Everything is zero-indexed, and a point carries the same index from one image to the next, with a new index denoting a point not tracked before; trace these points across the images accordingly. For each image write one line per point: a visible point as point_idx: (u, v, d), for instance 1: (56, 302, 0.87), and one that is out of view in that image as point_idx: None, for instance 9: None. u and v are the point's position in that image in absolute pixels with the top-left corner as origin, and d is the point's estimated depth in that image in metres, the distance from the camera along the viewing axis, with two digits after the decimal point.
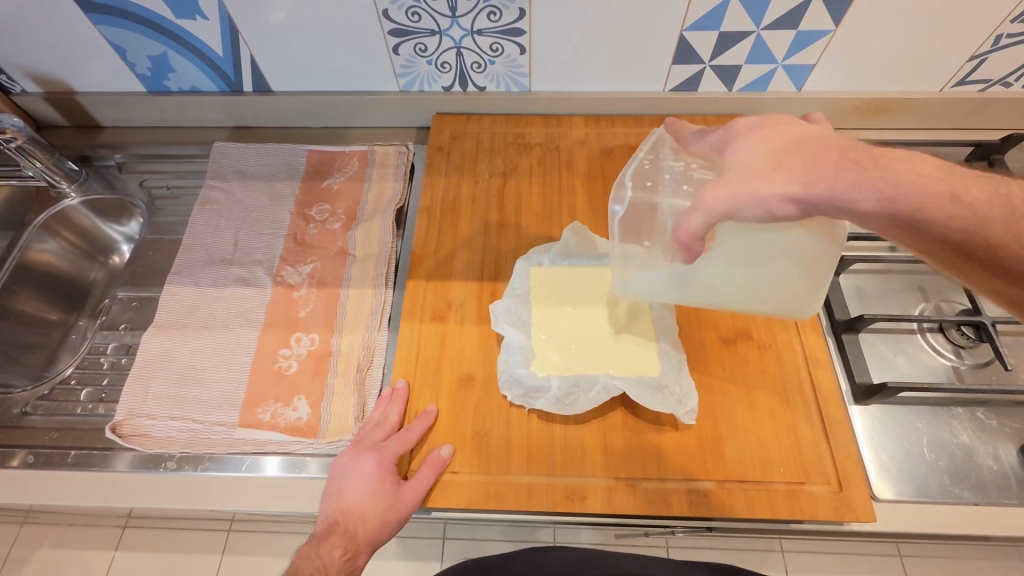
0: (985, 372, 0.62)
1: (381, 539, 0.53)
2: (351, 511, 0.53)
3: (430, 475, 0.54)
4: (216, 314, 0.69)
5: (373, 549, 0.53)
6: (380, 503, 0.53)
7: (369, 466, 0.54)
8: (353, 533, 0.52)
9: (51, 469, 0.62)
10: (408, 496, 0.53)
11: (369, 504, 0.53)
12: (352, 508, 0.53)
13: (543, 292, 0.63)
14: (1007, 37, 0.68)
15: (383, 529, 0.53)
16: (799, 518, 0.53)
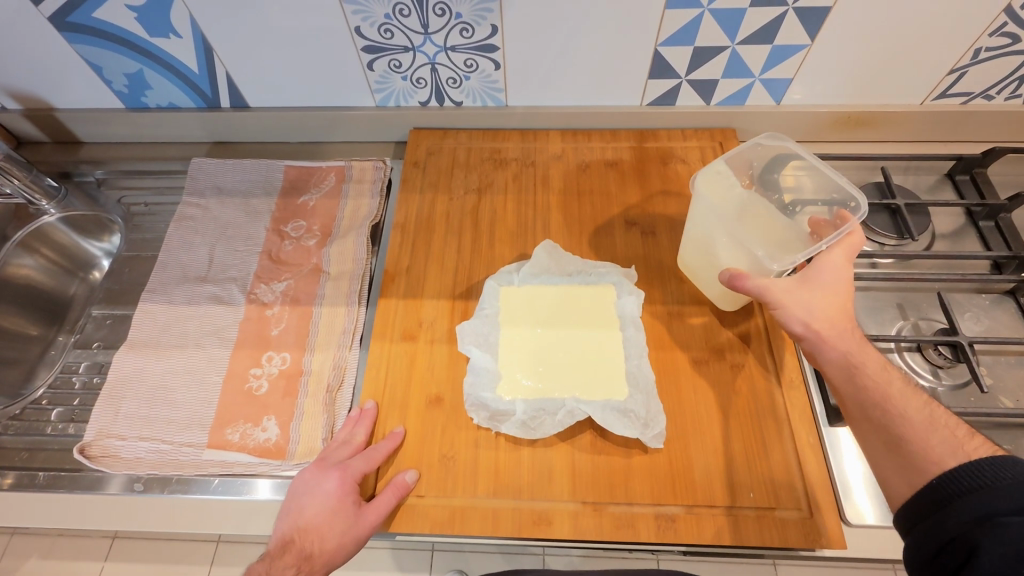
0: (963, 394, 0.61)
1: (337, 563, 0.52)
2: (309, 531, 0.52)
3: (392, 496, 0.54)
4: (188, 333, 0.69)
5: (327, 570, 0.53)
6: (341, 522, 0.52)
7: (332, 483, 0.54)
8: (309, 553, 0.51)
9: (22, 491, 0.62)
10: (368, 517, 0.53)
11: (329, 522, 0.52)
12: (312, 527, 0.52)
13: (514, 314, 0.62)
14: (986, 50, 0.67)
15: (341, 550, 0.52)
16: (768, 544, 0.52)
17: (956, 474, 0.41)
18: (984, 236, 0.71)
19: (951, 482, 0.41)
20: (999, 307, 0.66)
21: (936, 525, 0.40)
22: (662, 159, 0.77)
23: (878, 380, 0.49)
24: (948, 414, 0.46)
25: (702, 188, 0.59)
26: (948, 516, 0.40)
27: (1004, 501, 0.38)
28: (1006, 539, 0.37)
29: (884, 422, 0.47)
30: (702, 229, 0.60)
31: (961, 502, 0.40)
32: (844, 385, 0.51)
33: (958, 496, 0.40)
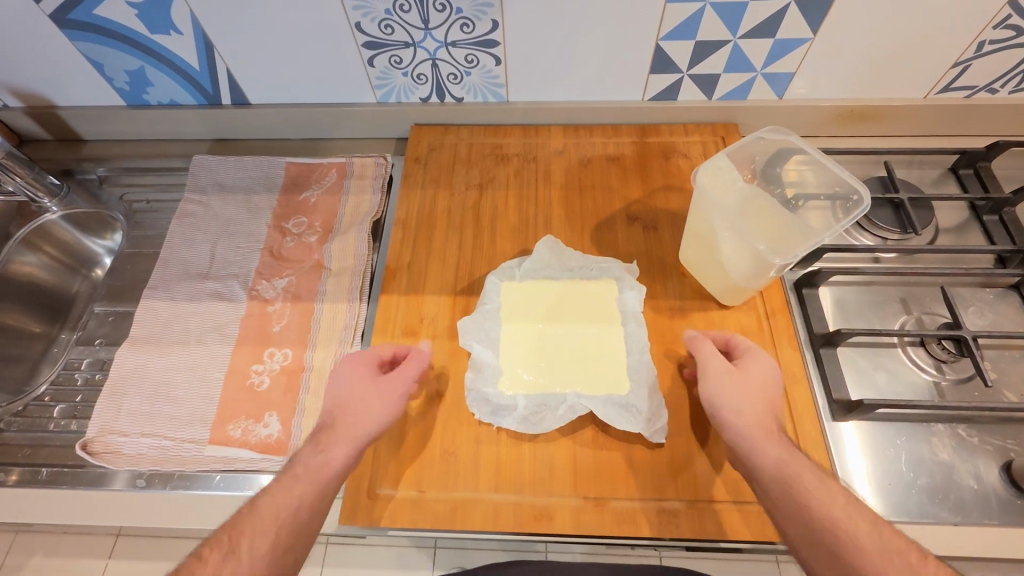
0: (967, 388, 0.61)
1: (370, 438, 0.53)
2: (341, 407, 0.53)
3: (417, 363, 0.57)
4: (190, 330, 0.69)
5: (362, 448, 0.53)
6: (369, 395, 0.54)
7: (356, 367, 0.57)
8: (342, 427, 0.52)
9: (24, 487, 0.62)
10: (394, 387, 0.55)
11: (357, 395, 0.54)
12: (343, 404, 0.54)
13: (516, 309, 0.62)
14: (990, 43, 0.66)
15: (371, 417, 0.53)
16: (771, 539, 0.52)
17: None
18: (987, 230, 0.71)
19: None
20: (1004, 301, 0.66)
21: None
22: (664, 153, 0.77)
23: (822, 500, 0.46)
24: (896, 535, 0.44)
25: (705, 183, 0.58)
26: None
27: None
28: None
29: (833, 545, 0.44)
30: (705, 223, 0.60)
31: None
32: (790, 508, 0.46)
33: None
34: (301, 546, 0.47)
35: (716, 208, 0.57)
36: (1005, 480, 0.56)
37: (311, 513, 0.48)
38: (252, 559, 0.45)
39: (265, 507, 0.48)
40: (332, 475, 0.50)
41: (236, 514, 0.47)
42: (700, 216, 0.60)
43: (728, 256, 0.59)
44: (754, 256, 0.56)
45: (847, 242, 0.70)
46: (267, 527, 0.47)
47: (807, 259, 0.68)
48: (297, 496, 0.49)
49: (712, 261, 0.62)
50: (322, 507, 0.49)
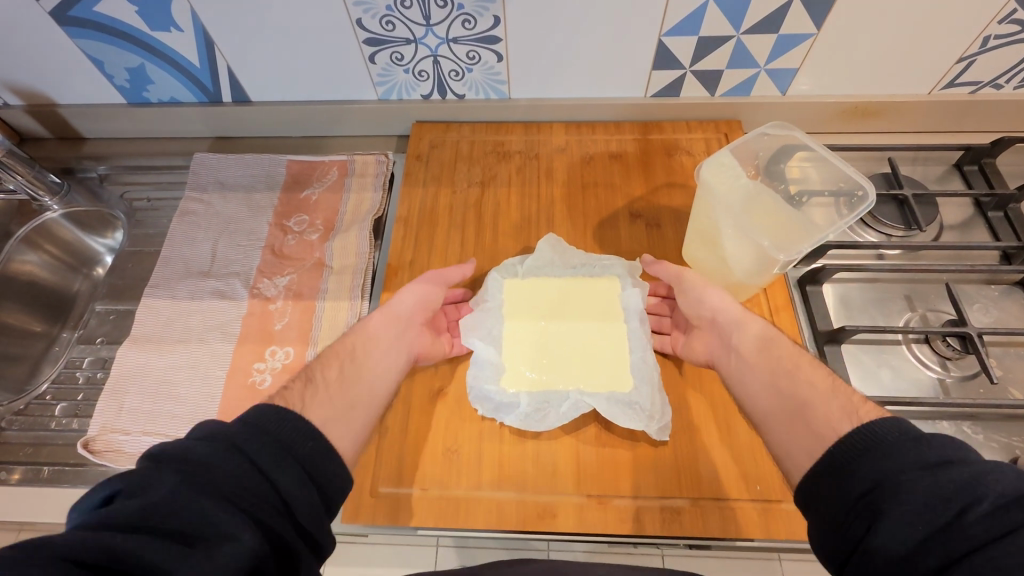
0: (972, 385, 0.60)
1: (410, 311, 0.59)
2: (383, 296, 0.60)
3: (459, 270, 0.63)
4: (192, 328, 0.69)
5: (407, 327, 0.58)
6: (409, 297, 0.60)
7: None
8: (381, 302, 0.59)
9: (26, 486, 0.62)
10: (430, 282, 0.61)
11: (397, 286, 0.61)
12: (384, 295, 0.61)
13: (517, 307, 0.62)
14: (995, 38, 0.66)
15: (406, 293, 0.59)
16: (775, 536, 0.52)
17: (853, 437, 0.40)
18: (992, 227, 0.70)
19: (849, 448, 0.40)
20: (1009, 298, 0.66)
21: (837, 492, 0.39)
22: (667, 150, 0.76)
23: (790, 357, 0.51)
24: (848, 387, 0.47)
25: (712, 179, 0.57)
26: (846, 484, 0.39)
27: (902, 459, 0.37)
28: (904, 497, 0.35)
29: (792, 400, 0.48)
30: (710, 219, 0.59)
31: (857, 468, 0.39)
32: (761, 387, 0.51)
33: (857, 461, 0.39)
34: (360, 382, 0.52)
35: (723, 205, 0.57)
36: None
37: (365, 359, 0.54)
38: (327, 386, 0.50)
39: (328, 352, 0.54)
40: (377, 333, 0.56)
41: (310, 363, 0.53)
42: (706, 212, 0.59)
43: (733, 253, 0.58)
44: (760, 252, 0.56)
45: (850, 239, 0.70)
46: (331, 364, 0.52)
47: (812, 256, 0.67)
48: (352, 343, 0.54)
49: (714, 257, 0.62)
50: (376, 366, 0.54)
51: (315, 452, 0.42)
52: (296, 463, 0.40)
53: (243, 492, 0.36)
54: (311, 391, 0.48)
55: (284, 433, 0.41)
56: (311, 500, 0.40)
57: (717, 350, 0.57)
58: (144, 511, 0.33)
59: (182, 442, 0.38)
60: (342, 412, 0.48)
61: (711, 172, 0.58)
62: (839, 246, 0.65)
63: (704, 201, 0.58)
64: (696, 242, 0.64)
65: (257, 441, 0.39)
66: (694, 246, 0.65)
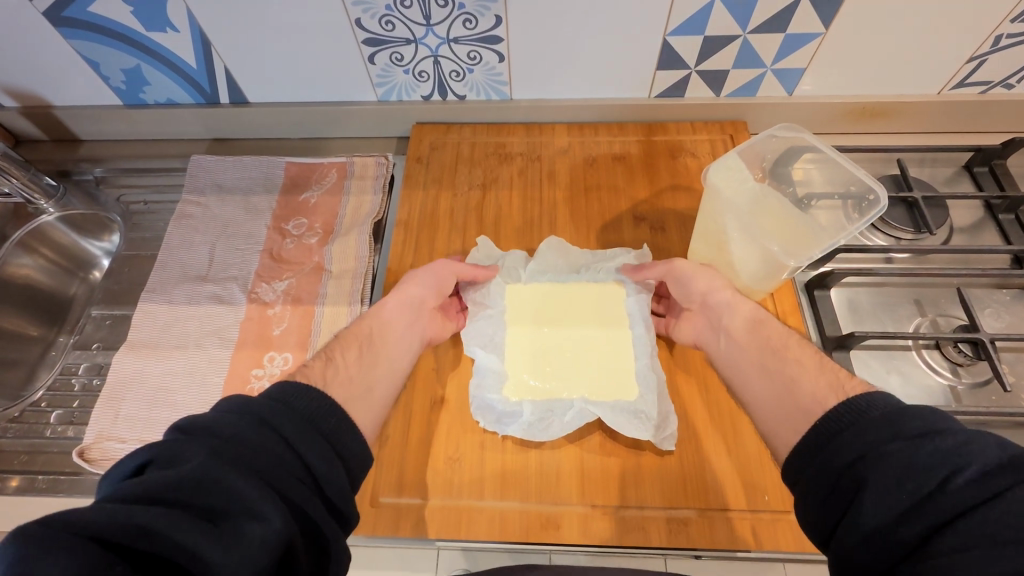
0: (984, 392, 0.59)
1: (424, 297, 0.58)
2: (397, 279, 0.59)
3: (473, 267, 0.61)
4: (189, 334, 0.68)
5: (419, 312, 0.58)
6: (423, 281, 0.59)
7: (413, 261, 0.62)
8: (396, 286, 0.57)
9: (21, 495, 0.61)
10: (445, 269, 0.60)
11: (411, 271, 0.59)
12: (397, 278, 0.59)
13: (519, 311, 0.61)
14: (1007, 37, 0.64)
15: (420, 280, 0.58)
16: (785, 548, 0.51)
17: (836, 411, 0.40)
18: (1003, 230, 0.69)
19: (833, 421, 0.39)
20: (1020, 302, 0.64)
21: (821, 464, 0.38)
22: (671, 152, 0.75)
23: (777, 333, 0.50)
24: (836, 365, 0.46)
25: (720, 180, 0.56)
26: (832, 455, 0.38)
27: (887, 430, 0.36)
28: (889, 469, 0.34)
29: (779, 374, 0.47)
30: (716, 221, 0.58)
31: (842, 441, 0.38)
32: (749, 366, 0.50)
33: (840, 433, 0.38)
34: (378, 365, 0.51)
35: (731, 207, 0.55)
36: None
37: (382, 342, 0.53)
38: (347, 366, 0.49)
39: (347, 333, 0.52)
40: (393, 318, 0.55)
41: (326, 344, 0.51)
42: (712, 214, 0.58)
43: (739, 255, 0.57)
44: (767, 255, 0.55)
45: (859, 243, 0.69)
46: (349, 344, 0.51)
47: (820, 260, 0.66)
48: (369, 325, 0.53)
49: (719, 259, 0.60)
50: (391, 349, 0.53)
51: (339, 428, 0.41)
52: (321, 439, 0.39)
53: (270, 468, 0.35)
54: (332, 372, 0.47)
55: (309, 409, 0.40)
56: (339, 476, 0.39)
57: (709, 330, 0.56)
58: (174, 486, 0.31)
59: (207, 416, 0.36)
60: (361, 394, 0.48)
61: (718, 174, 0.56)
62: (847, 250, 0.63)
63: (710, 203, 0.57)
64: (701, 244, 0.63)
65: (283, 416, 0.38)
66: (698, 247, 0.63)
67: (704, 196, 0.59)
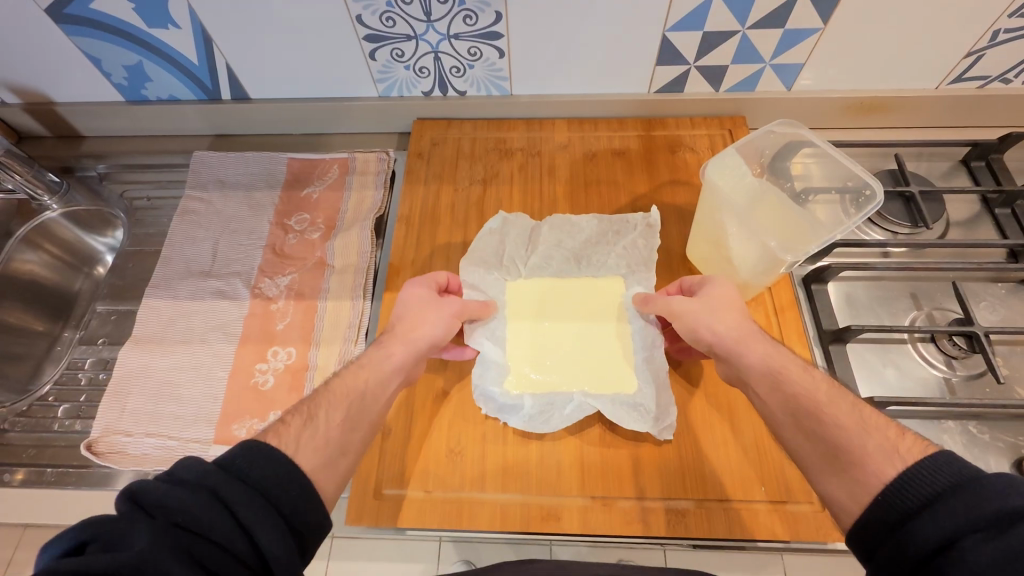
0: (979, 385, 0.60)
1: (430, 345, 0.55)
2: (400, 322, 0.55)
3: (481, 307, 0.59)
4: (194, 329, 0.68)
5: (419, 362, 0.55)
6: (425, 314, 0.56)
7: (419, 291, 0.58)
8: (403, 332, 0.54)
9: (31, 488, 0.62)
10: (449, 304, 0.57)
11: (420, 311, 0.56)
12: (402, 322, 0.55)
13: (520, 306, 0.62)
14: (1004, 32, 0.65)
15: (433, 325, 0.55)
16: (781, 538, 0.52)
17: (912, 480, 0.36)
18: (999, 224, 0.70)
19: (907, 493, 0.36)
20: (1015, 296, 0.65)
21: (899, 543, 0.35)
22: (671, 147, 0.76)
23: (808, 388, 0.46)
24: (879, 415, 0.43)
25: (720, 177, 0.56)
26: (909, 535, 0.35)
27: (962, 515, 0.33)
28: (979, 558, 0.31)
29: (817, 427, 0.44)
30: (716, 217, 0.58)
31: (920, 521, 0.34)
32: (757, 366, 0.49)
33: (919, 512, 0.35)
34: (360, 426, 0.47)
35: (730, 205, 0.56)
36: None
37: (374, 399, 0.49)
38: (328, 427, 0.45)
39: (337, 385, 0.49)
40: (391, 372, 0.51)
41: (313, 394, 0.47)
42: (713, 212, 0.59)
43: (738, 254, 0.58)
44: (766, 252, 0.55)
45: (856, 237, 0.69)
46: (338, 401, 0.47)
47: (819, 253, 0.67)
48: (365, 379, 0.50)
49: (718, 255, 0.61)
50: (379, 407, 0.50)
51: (299, 499, 0.38)
52: (271, 510, 0.37)
53: (213, 549, 0.34)
54: (310, 435, 0.43)
55: (265, 480, 0.37)
56: (291, 554, 0.36)
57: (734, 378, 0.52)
58: (111, 567, 0.31)
59: (154, 485, 0.35)
60: (335, 459, 0.44)
61: (719, 171, 0.57)
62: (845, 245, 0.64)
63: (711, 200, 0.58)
64: (702, 240, 0.63)
65: (233, 488, 0.36)
66: (700, 245, 0.64)
67: (704, 194, 0.60)
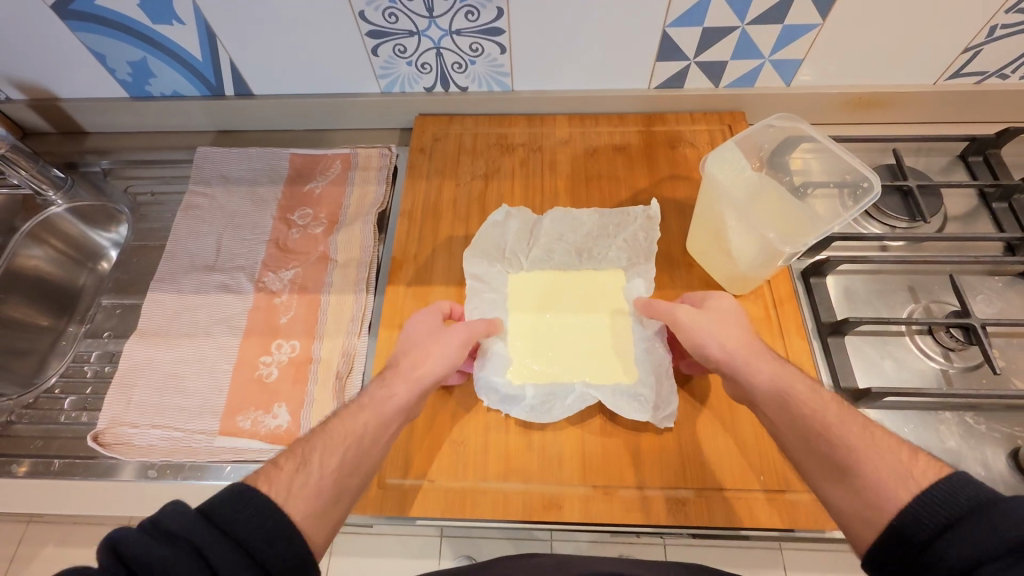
0: (975, 376, 0.60)
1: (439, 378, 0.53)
2: (405, 357, 0.53)
3: (488, 328, 0.57)
4: (198, 322, 0.69)
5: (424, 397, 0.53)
6: (430, 347, 0.54)
7: (422, 322, 0.57)
8: (409, 370, 0.52)
9: (37, 479, 0.62)
10: (456, 335, 0.55)
11: (426, 346, 0.54)
12: (407, 356, 0.53)
13: (521, 298, 0.62)
14: (1001, 27, 0.65)
15: (436, 361, 0.53)
16: (780, 526, 0.53)
17: (930, 498, 0.37)
18: (997, 218, 0.70)
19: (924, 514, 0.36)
20: (1012, 289, 0.66)
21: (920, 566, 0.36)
22: (671, 143, 0.76)
23: (814, 405, 0.46)
24: (889, 435, 0.43)
25: (719, 170, 0.57)
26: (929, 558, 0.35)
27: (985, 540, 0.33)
28: None
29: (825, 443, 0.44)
30: (715, 210, 0.59)
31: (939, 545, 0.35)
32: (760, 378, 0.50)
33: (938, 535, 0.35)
34: (357, 471, 0.46)
35: (730, 197, 0.57)
36: (1011, 466, 0.56)
37: (374, 441, 0.48)
38: (321, 473, 0.43)
39: (337, 424, 0.47)
40: (392, 412, 0.49)
41: (308, 434, 0.46)
42: (712, 205, 0.59)
43: (738, 248, 0.59)
44: (766, 246, 0.56)
45: (854, 230, 0.70)
46: (335, 443, 0.46)
47: (817, 247, 0.67)
48: (365, 418, 0.48)
49: (717, 247, 0.62)
50: (379, 449, 0.48)
51: (284, 555, 0.37)
52: (255, 571, 0.36)
53: None
54: (303, 482, 0.42)
55: (250, 536, 0.37)
56: None
57: (743, 400, 0.52)
58: None
59: (138, 537, 0.35)
60: (327, 507, 0.43)
61: (718, 163, 0.57)
62: (843, 238, 0.64)
63: (711, 194, 0.58)
64: (702, 234, 0.64)
65: (219, 548, 0.35)
66: (699, 239, 0.65)
67: (703, 188, 0.60)
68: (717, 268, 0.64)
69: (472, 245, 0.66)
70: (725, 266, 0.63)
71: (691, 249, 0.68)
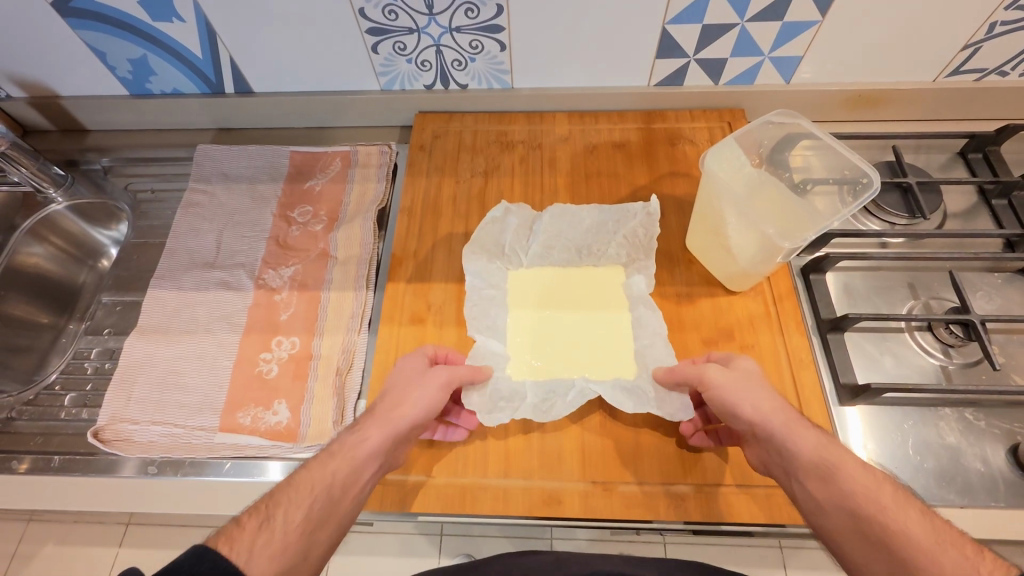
0: (974, 372, 0.61)
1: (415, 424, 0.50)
2: (383, 399, 0.51)
3: (471, 372, 0.55)
4: (198, 319, 0.69)
5: (402, 443, 0.50)
6: (410, 387, 0.52)
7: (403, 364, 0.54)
8: (383, 412, 0.49)
9: (37, 475, 0.62)
10: (437, 376, 0.53)
11: (404, 388, 0.52)
12: (387, 396, 0.51)
13: (521, 295, 0.63)
14: (1001, 24, 0.65)
15: (413, 404, 0.50)
16: (780, 521, 0.53)
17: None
18: (997, 215, 0.70)
19: None
20: (1012, 286, 0.66)
21: None
22: (671, 140, 0.76)
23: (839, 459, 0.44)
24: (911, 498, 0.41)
25: (717, 165, 0.57)
26: None
27: None
28: None
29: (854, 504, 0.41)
30: (713, 205, 0.59)
31: None
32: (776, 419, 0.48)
33: None
34: (328, 525, 0.43)
35: (729, 192, 0.57)
36: (1011, 462, 0.56)
37: (347, 490, 0.45)
38: (286, 529, 0.40)
39: (307, 472, 0.44)
40: (366, 458, 0.46)
41: (275, 486, 0.43)
42: (711, 202, 0.59)
43: (736, 244, 0.59)
44: (765, 241, 0.56)
45: (854, 227, 0.70)
46: (302, 494, 0.43)
47: (817, 244, 0.67)
48: (338, 466, 0.45)
49: (716, 245, 0.62)
50: (350, 500, 0.45)
51: None
52: None
53: None
54: (267, 540, 0.39)
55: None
56: None
57: (772, 463, 0.48)
58: None
59: None
60: (294, 565, 0.39)
61: (716, 159, 0.58)
62: (843, 235, 0.64)
63: (709, 189, 0.58)
64: (701, 234, 0.64)
65: None
66: (698, 238, 0.65)
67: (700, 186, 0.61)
68: (716, 267, 0.64)
69: (472, 241, 0.66)
70: (725, 264, 0.62)
71: (690, 248, 0.68)
